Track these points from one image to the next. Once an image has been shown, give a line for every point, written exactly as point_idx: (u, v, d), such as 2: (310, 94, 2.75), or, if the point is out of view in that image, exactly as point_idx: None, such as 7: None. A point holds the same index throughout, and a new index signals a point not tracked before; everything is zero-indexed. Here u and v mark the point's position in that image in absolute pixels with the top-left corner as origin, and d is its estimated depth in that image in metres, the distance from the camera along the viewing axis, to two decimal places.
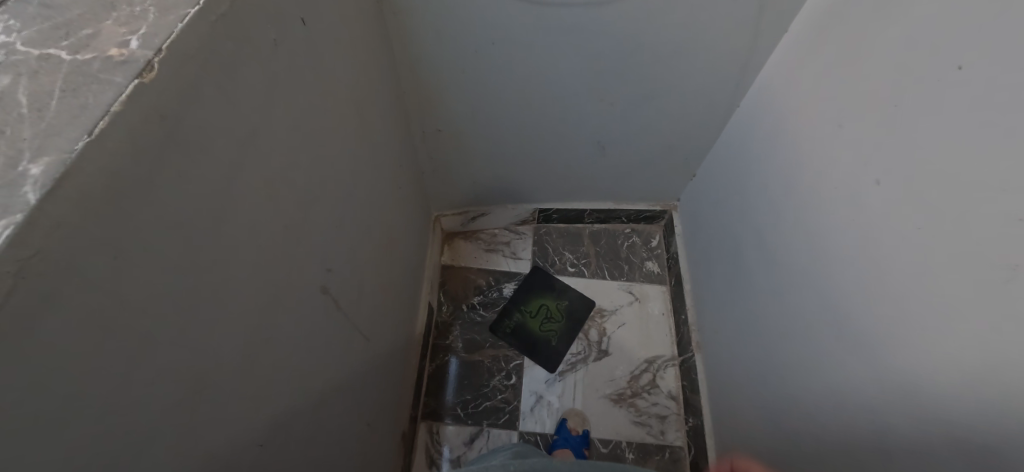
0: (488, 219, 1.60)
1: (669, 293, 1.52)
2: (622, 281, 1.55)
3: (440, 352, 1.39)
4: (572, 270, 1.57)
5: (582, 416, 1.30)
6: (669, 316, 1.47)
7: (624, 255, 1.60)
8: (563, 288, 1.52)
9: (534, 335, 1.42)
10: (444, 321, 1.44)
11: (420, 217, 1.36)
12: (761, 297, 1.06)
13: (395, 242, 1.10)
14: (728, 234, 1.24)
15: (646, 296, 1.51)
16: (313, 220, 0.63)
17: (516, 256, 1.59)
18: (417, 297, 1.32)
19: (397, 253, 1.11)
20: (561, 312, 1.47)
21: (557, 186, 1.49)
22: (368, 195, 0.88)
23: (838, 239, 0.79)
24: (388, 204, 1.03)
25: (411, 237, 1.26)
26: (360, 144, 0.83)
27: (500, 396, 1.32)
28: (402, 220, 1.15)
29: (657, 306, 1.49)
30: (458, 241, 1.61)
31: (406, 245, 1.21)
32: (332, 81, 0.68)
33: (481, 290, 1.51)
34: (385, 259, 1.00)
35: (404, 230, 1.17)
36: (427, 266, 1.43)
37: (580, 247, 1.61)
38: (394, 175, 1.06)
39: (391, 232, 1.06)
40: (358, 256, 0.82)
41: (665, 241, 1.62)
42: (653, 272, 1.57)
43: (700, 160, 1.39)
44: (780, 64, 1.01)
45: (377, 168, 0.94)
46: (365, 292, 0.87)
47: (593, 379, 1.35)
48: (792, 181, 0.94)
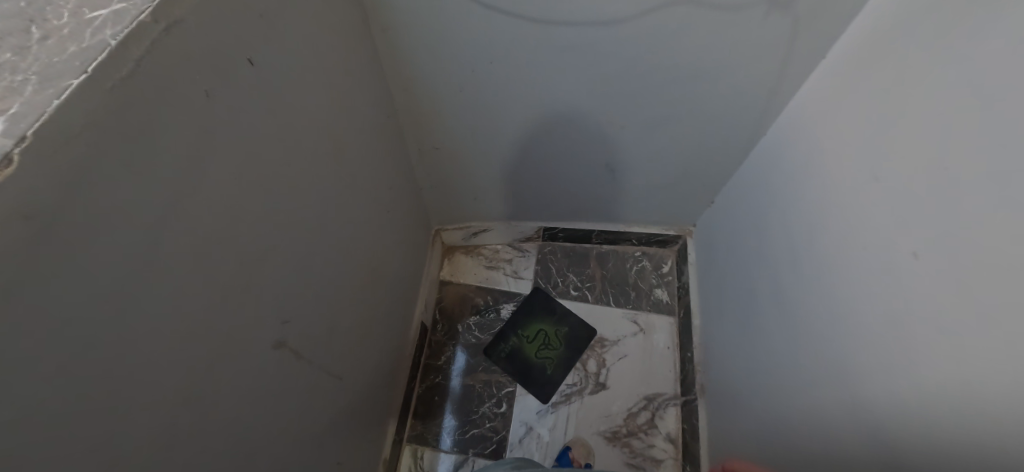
0: (491, 235, 1.54)
1: (677, 326, 1.42)
2: (627, 309, 1.46)
3: (431, 373, 1.36)
4: (575, 294, 1.50)
5: (587, 447, 1.23)
6: (674, 351, 1.37)
7: (631, 280, 1.52)
8: (563, 312, 1.46)
9: (528, 362, 1.37)
10: (438, 340, 1.41)
11: (416, 234, 1.31)
12: (774, 351, 0.94)
13: (383, 268, 1.06)
14: (743, 275, 1.13)
15: (652, 327, 1.42)
16: (270, 272, 0.60)
17: (517, 275, 1.53)
18: (409, 318, 1.30)
19: (384, 279, 1.07)
20: (559, 338, 1.41)
21: (563, 207, 1.41)
22: (347, 228, 0.84)
23: (867, 299, 0.65)
24: (374, 231, 0.99)
25: (404, 258, 1.22)
26: (337, 177, 0.78)
27: (489, 424, 1.28)
28: (392, 244, 1.12)
29: (662, 340, 1.40)
30: (459, 256, 1.57)
31: (398, 268, 1.18)
32: (298, 117, 0.63)
33: (479, 309, 1.47)
34: (367, 288, 0.97)
35: (394, 254, 1.13)
36: (423, 285, 1.40)
37: (586, 270, 1.54)
38: (382, 199, 1.02)
39: (378, 260, 1.03)
40: (329, 297, 0.78)
41: (677, 268, 1.51)
42: (661, 301, 1.47)
43: (720, 188, 1.27)
44: (814, 93, 0.88)
45: (360, 197, 0.89)
46: (337, 331, 0.83)
47: (586, 413, 1.28)
48: (815, 227, 0.82)
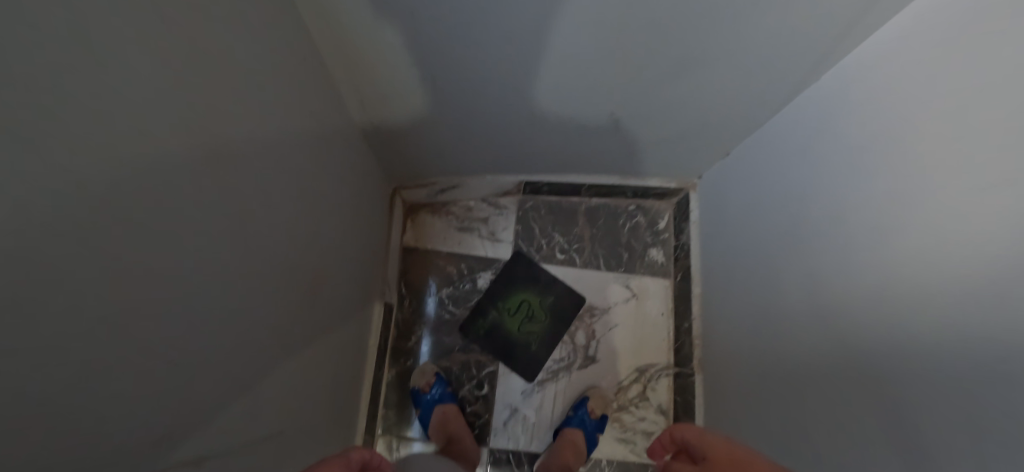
0: (462, 191, 1.28)
1: (671, 289, 1.30)
2: (619, 273, 1.31)
3: (401, 357, 1.20)
4: (561, 258, 1.31)
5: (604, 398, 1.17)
6: (670, 318, 1.27)
7: (623, 240, 1.34)
8: (548, 280, 1.28)
9: (510, 338, 1.22)
10: (407, 319, 1.23)
11: (368, 205, 1.04)
12: (785, 335, 0.84)
13: (322, 271, 0.81)
14: (759, 248, 0.98)
15: (645, 293, 1.29)
16: (108, 399, 0.35)
17: (495, 237, 1.30)
18: (369, 304, 1.09)
19: (323, 283, 0.82)
20: (545, 310, 1.26)
21: (548, 159, 1.17)
22: (258, 249, 0.57)
23: (880, 251, 0.61)
24: (303, 228, 0.71)
25: (352, 240, 0.96)
26: (232, 183, 0.48)
27: (469, 408, 1.16)
28: (332, 234, 0.85)
29: (655, 306, 1.28)
30: (424, 216, 1.31)
31: (346, 256, 0.92)
32: (128, 115, 0.31)
33: (452, 280, 1.27)
34: (302, 302, 0.74)
35: (336, 242, 0.87)
36: (381, 259, 1.16)
37: (573, 230, 1.34)
38: (309, 181, 0.71)
39: (313, 264, 0.77)
40: (231, 351, 0.53)
41: (674, 224, 1.35)
42: (656, 263, 1.33)
43: (740, 139, 1.07)
44: (898, 28, 0.63)
45: (274, 193, 0.60)
46: (252, 386, 0.60)
47: (575, 391, 1.20)
48: (863, 183, 0.66)
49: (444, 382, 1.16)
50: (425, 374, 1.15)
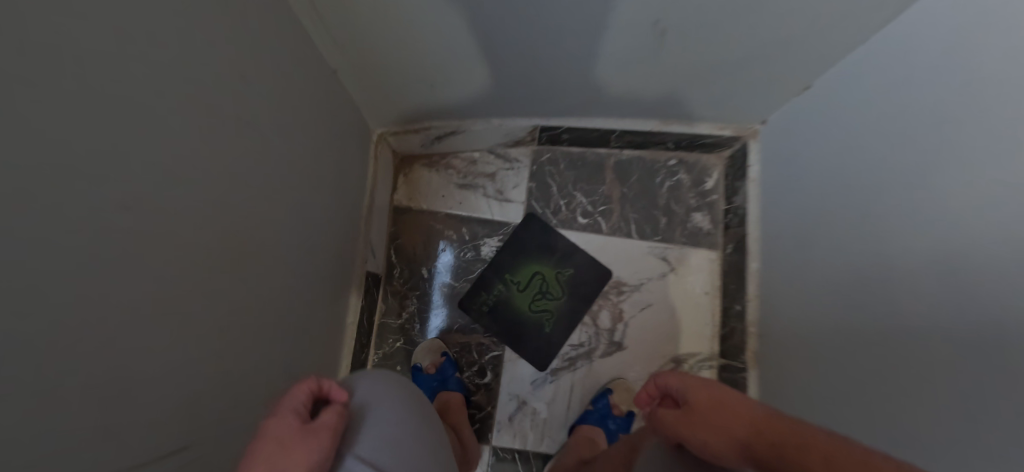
0: (464, 139, 1.03)
1: (718, 265, 1.07)
2: (655, 242, 1.08)
3: (388, 335, 0.99)
4: (584, 222, 1.07)
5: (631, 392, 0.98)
6: (715, 297, 1.05)
7: (660, 202, 1.10)
8: (568, 250, 1.06)
9: (519, 317, 1.01)
10: (396, 292, 1.01)
11: (344, 154, 0.83)
12: (861, 331, 0.63)
13: (271, 233, 0.59)
14: (838, 217, 0.71)
15: (683, 266, 1.07)
16: None
17: (503, 197, 1.07)
18: (344, 275, 0.87)
19: (276, 249, 0.61)
20: (563, 286, 1.04)
21: (572, 96, 0.91)
22: (147, 208, 0.35)
23: (931, 185, 0.53)
24: (238, 174, 0.49)
25: (318, 195, 0.73)
26: (39, 109, 0.25)
27: (471, 398, 0.97)
28: (288, 185, 0.62)
29: (697, 284, 1.06)
30: (419, 171, 1.07)
31: (309, 216, 0.71)
32: None
33: (452, 248, 1.04)
34: (249, 277, 0.54)
35: (293, 195, 0.64)
36: (364, 221, 0.94)
37: (599, 189, 1.09)
38: (243, 107, 0.48)
39: (261, 227, 0.56)
40: (103, 364, 0.33)
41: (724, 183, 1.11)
42: (700, 231, 1.10)
43: (825, 70, 0.75)
44: None
45: (172, 118, 0.37)
46: (154, 401, 0.40)
47: (594, 382, 1.00)
48: (937, 103, 0.54)
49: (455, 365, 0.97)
50: (433, 351, 0.98)
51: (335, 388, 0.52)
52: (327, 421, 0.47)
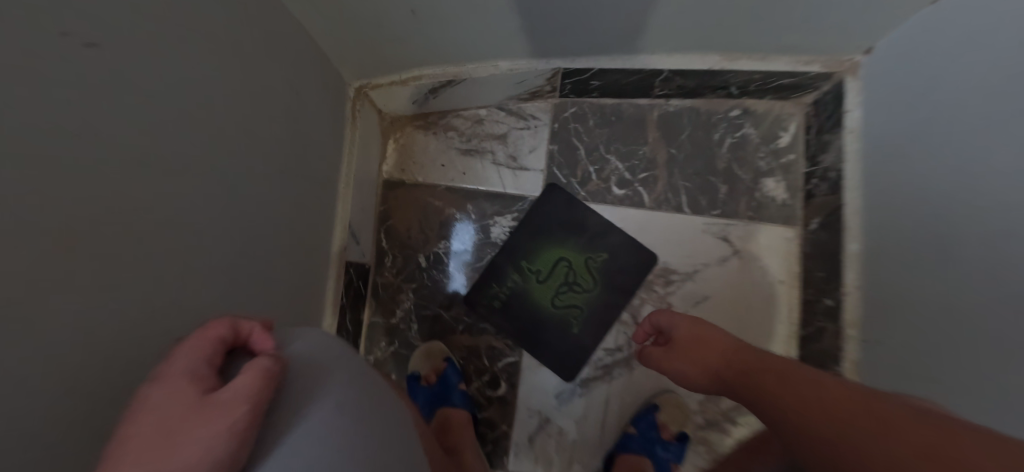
0: (465, 90, 0.80)
1: (796, 245, 0.85)
2: (713, 216, 0.85)
3: (379, 337, 0.81)
4: (620, 194, 0.84)
5: (682, 409, 0.78)
6: (791, 287, 0.84)
7: (718, 166, 0.86)
8: (599, 230, 0.84)
9: (539, 315, 0.81)
10: (387, 285, 0.82)
11: (308, 112, 0.63)
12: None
13: (164, 219, 0.39)
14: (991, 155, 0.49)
15: (754, 250, 0.85)
16: None
17: (517, 165, 0.84)
18: (313, 268, 0.68)
19: (182, 242, 0.41)
20: (594, 275, 0.83)
21: (605, 24, 0.66)
22: None
23: None
24: (68, 127, 0.28)
25: (261, 164, 0.53)
26: None
27: (480, 414, 0.79)
28: (200, 147, 0.42)
29: (768, 271, 0.84)
30: (412, 135, 0.85)
31: (245, 193, 0.51)
32: None
33: (457, 230, 0.83)
34: (130, 284, 0.36)
35: (212, 165, 0.44)
36: (341, 198, 0.74)
37: (640, 151, 0.85)
38: (59, 12, 0.27)
39: (138, 210, 0.35)
40: None
41: (805, 139, 0.86)
42: (773, 202, 0.86)
43: None
44: None
45: None
46: None
47: (634, 394, 0.80)
48: None
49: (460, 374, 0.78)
50: (434, 357, 0.79)
51: (259, 336, 0.34)
52: (247, 381, 0.28)
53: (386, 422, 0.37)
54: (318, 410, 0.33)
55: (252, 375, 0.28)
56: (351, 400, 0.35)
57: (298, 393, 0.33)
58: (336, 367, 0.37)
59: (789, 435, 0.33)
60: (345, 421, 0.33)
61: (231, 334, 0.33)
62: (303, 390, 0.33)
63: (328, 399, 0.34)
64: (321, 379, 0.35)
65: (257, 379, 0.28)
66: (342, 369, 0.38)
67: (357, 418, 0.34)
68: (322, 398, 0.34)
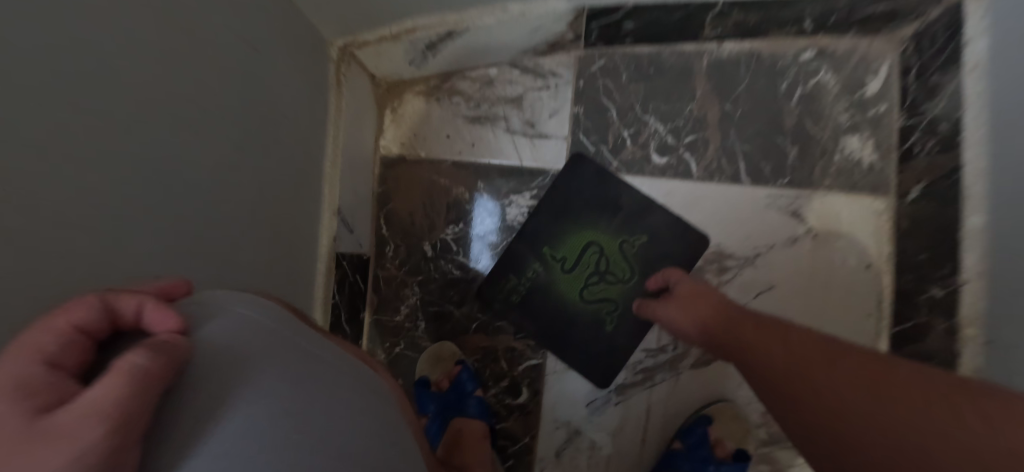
0: (470, 45, 0.67)
1: (891, 219, 0.67)
2: (780, 187, 0.69)
3: (384, 337, 0.72)
4: (662, 164, 0.69)
5: (740, 423, 0.66)
6: (881, 272, 0.67)
7: (786, 124, 0.69)
8: (636, 208, 0.69)
9: (565, 311, 0.69)
10: (390, 279, 0.72)
11: (275, 77, 0.52)
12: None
13: (55, 220, 0.28)
14: None
15: (832, 227, 0.69)
16: None
17: (535, 133, 0.70)
18: (296, 263, 0.59)
19: (92, 246, 0.31)
20: (631, 263, 0.69)
21: None
22: None
23: None
24: None
25: (212, 141, 0.42)
26: None
27: (500, 424, 0.68)
28: (104, 119, 0.31)
29: (851, 253, 0.68)
30: (411, 102, 0.72)
31: (191, 179, 0.40)
32: None
33: (475, 210, 0.71)
34: (21, 306, 0.26)
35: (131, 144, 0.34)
36: (328, 180, 0.64)
37: (686, 110, 0.69)
38: None
39: (2, 208, 0.24)
40: None
41: (902, 84, 0.67)
42: (858, 166, 0.68)
43: None
44: None
45: None
46: None
47: (682, 404, 0.68)
48: None
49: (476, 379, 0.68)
50: (447, 360, 0.69)
51: (153, 314, 0.24)
52: (110, 389, 0.19)
53: (342, 429, 0.28)
54: (234, 423, 0.23)
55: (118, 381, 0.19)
56: (287, 403, 0.26)
57: (204, 398, 0.23)
58: (267, 359, 0.27)
59: (769, 379, 0.38)
60: (279, 434, 0.24)
61: (105, 316, 0.23)
62: (215, 389, 0.24)
63: (253, 404, 0.25)
64: (242, 377, 0.25)
65: (124, 390, 0.19)
66: (277, 360, 0.28)
67: (296, 429, 0.25)
68: (244, 404, 0.24)
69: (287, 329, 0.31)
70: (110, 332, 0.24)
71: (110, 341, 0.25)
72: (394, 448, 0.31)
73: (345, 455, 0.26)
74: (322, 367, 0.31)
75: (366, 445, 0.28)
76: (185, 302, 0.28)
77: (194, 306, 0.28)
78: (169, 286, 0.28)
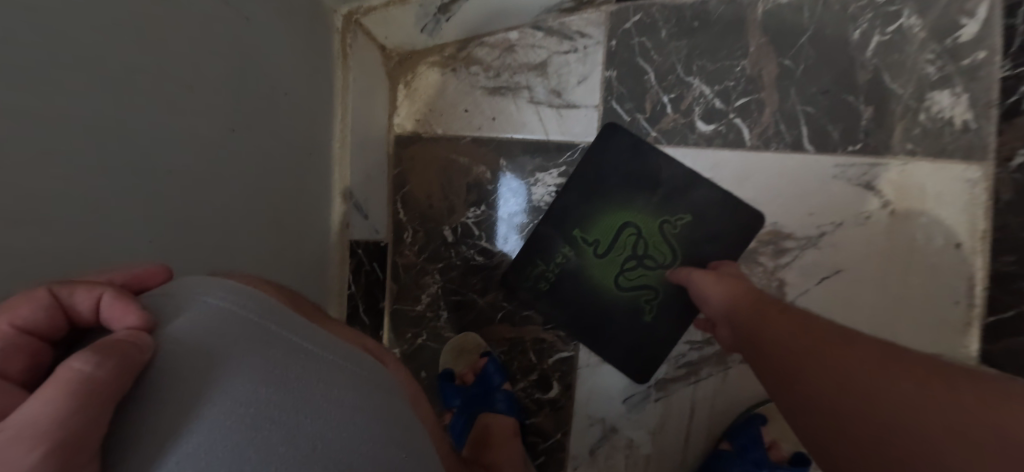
0: (488, 5, 0.60)
1: (990, 190, 0.56)
2: (851, 154, 0.59)
3: (406, 327, 0.68)
4: (708, 132, 0.61)
5: None
6: (975, 252, 0.57)
7: (859, 79, 0.59)
8: (677, 184, 0.61)
9: (598, 299, 0.63)
10: (409, 266, 0.68)
11: (273, 48, 0.47)
12: None
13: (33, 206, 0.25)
14: None
15: (914, 200, 0.58)
16: None
17: (562, 102, 0.63)
18: (304, 253, 0.56)
19: (73, 237, 0.27)
20: (672, 245, 0.62)
21: None
22: None
23: None
24: None
25: (206, 119, 0.38)
26: None
27: (529, 420, 0.64)
28: (87, 91, 0.27)
29: (937, 231, 0.57)
30: (426, 75, 0.66)
31: (184, 163, 0.36)
32: None
33: (502, 189, 0.65)
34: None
35: (117, 121, 0.30)
36: (338, 162, 0.60)
37: (737, 67, 0.60)
38: None
39: None
40: None
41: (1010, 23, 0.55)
42: (949, 126, 0.57)
43: None
44: None
45: None
46: None
47: (731, 402, 0.61)
48: None
49: (503, 372, 0.63)
50: (472, 351, 0.65)
51: (111, 307, 0.19)
52: (44, 404, 0.13)
53: (357, 438, 0.22)
54: (217, 437, 0.17)
55: (56, 391, 0.13)
56: (287, 408, 0.20)
57: (176, 407, 0.17)
58: (259, 354, 0.21)
59: (764, 353, 0.36)
60: (277, 450, 0.18)
61: (50, 316, 0.18)
62: (188, 396, 0.18)
63: (240, 413, 0.19)
64: (225, 379, 0.19)
65: (64, 401, 0.13)
66: (266, 353, 0.22)
67: (300, 443, 0.19)
68: (229, 412, 0.18)
69: (283, 320, 0.25)
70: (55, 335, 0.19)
71: (65, 345, 0.20)
72: (419, 459, 0.25)
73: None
74: (328, 364, 0.25)
75: (387, 457, 0.22)
76: (153, 295, 0.23)
77: (160, 298, 0.22)
78: (140, 274, 0.24)
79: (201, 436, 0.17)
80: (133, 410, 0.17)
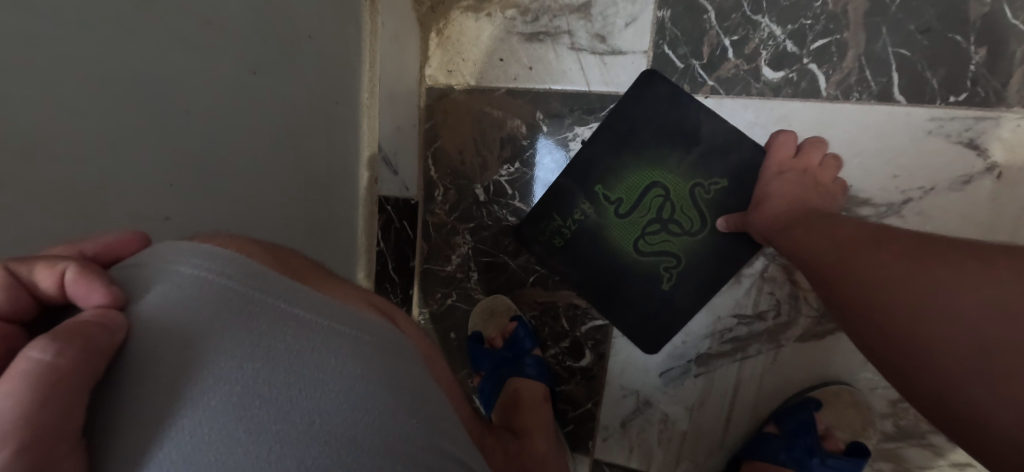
0: None
1: None
2: (952, 107, 0.50)
3: (436, 287, 0.66)
4: (776, 80, 0.53)
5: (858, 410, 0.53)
6: None
7: (972, 13, 0.49)
8: (734, 142, 0.55)
9: (639, 265, 0.58)
10: (439, 225, 0.65)
11: None
12: None
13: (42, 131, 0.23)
14: None
15: None
16: None
17: (606, 49, 0.57)
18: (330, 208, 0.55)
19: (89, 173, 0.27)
20: (701, 211, 0.56)
21: None
22: None
23: None
24: None
25: (226, 60, 0.37)
26: None
27: (560, 388, 0.62)
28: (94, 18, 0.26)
29: None
30: (459, 21, 0.61)
31: (203, 104, 0.35)
32: None
33: (540, 145, 0.61)
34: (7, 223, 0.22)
35: (128, 56, 0.28)
36: (365, 113, 0.60)
37: (816, 3, 0.51)
38: None
39: None
40: None
41: None
42: None
43: None
44: None
45: None
46: None
47: (781, 383, 0.55)
48: None
49: (534, 338, 0.60)
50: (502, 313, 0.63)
51: (77, 284, 0.17)
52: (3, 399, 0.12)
53: (366, 403, 0.20)
54: (205, 422, 0.16)
55: (12, 385, 0.12)
56: (284, 382, 0.18)
57: (159, 391, 0.16)
58: (246, 326, 0.19)
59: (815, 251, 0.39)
60: (270, 429, 0.17)
61: (11, 296, 0.16)
62: (170, 381, 0.16)
63: (230, 395, 0.17)
64: (209, 358, 0.17)
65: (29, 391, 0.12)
66: (257, 322, 0.19)
67: (298, 419, 0.18)
68: (217, 393, 0.17)
69: (275, 281, 0.22)
70: (23, 313, 0.17)
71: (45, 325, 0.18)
72: (432, 419, 0.23)
73: (374, 442, 0.19)
74: (334, 330, 0.22)
75: (398, 421, 0.21)
76: (122, 267, 0.20)
77: (129, 270, 0.20)
78: (112, 244, 0.21)
79: (189, 421, 0.16)
80: (112, 399, 0.15)
